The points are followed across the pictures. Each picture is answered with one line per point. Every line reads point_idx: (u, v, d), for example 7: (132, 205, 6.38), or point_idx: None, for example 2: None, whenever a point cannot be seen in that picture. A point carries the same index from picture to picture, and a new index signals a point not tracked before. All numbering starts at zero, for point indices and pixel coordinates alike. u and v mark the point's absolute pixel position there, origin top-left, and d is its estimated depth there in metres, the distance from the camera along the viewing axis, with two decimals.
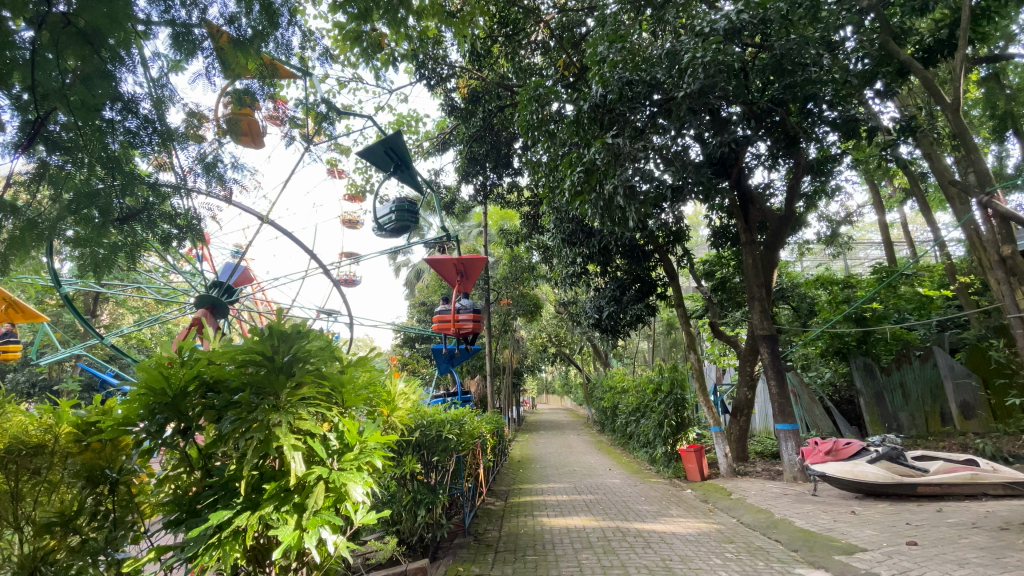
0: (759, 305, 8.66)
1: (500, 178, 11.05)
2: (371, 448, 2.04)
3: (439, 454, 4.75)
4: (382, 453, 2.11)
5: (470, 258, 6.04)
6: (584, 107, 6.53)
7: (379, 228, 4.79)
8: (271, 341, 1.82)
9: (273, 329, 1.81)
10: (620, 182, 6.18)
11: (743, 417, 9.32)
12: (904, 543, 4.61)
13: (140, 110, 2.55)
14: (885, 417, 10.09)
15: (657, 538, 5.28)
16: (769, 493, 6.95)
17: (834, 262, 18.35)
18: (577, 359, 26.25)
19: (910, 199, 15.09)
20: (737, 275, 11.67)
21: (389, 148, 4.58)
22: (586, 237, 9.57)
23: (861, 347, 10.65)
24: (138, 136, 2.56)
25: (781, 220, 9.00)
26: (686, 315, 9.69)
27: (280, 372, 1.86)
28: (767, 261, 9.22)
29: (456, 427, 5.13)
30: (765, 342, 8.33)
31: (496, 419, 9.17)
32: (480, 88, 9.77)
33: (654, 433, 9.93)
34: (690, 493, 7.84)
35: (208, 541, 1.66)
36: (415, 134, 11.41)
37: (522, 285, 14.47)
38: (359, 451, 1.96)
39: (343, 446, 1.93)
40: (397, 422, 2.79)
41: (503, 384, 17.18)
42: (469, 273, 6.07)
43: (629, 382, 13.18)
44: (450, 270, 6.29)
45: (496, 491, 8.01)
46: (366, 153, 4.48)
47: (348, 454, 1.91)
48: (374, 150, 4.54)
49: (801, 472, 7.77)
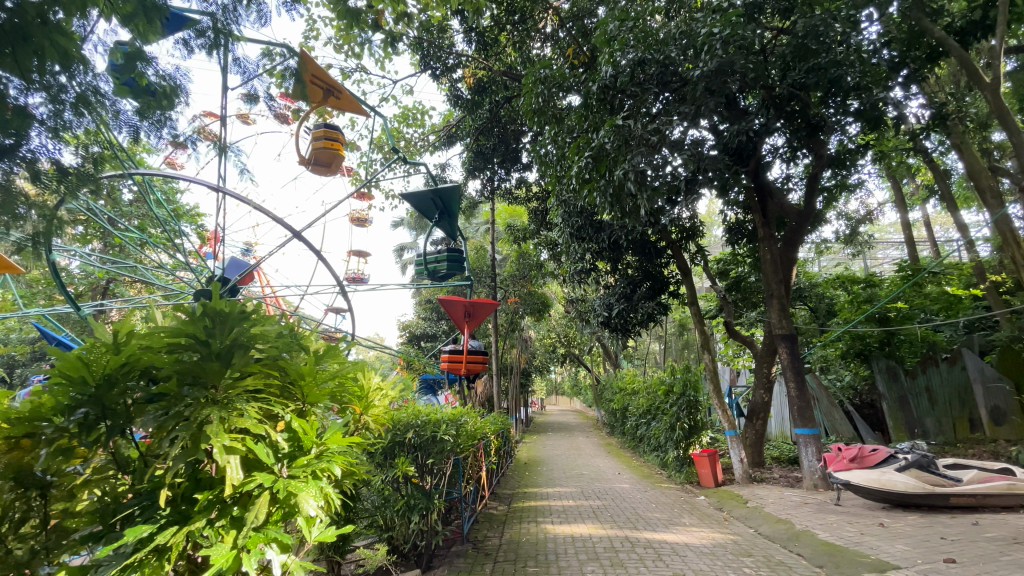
0: (777, 303, 8.18)
1: (508, 172, 10.87)
2: (333, 452, 1.74)
3: (435, 456, 4.42)
4: (346, 458, 1.80)
5: (479, 304, 6.10)
6: (592, 87, 6.26)
7: (433, 272, 5.47)
8: (204, 322, 1.52)
9: (206, 308, 1.51)
10: (633, 169, 5.80)
11: (759, 420, 8.96)
12: (941, 560, 4.21)
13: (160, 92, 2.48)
14: (910, 422, 9.80)
15: (669, 550, 4.90)
16: (789, 502, 6.55)
17: (854, 262, 17.81)
18: (587, 360, 25.84)
19: (933, 196, 14.58)
20: (753, 274, 11.35)
21: (439, 196, 5.07)
22: (595, 232, 9.26)
23: (884, 350, 10.32)
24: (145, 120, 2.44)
25: (801, 216, 8.55)
26: (700, 314, 9.27)
27: (216, 361, 1.55)
28: (786, 259, 8.76)
29: (454, 428, 4.80)
30: (783, 342, 7.90)
31: (501, 419, 8.85)
32: (486, 78, 9.54)
33: (665, 435, 9.55)
34: (703, 500, 7.44)
35: (126, 562, 1.38)
36: (420, 128, 11.18)
37: (530, 283, 14.06)
38: (315, 454, 1.66)
39: (299, 450, 1.64)
40: (372, 419, 2.52)
41: (510, 384, 16.94)
42: (478, 317, 6.14)
43: (639, 383, 12.86)
44: (458, 313, 6.24)
45: (499, 494, 7.70)
46: (418, 199, 4.98)
47: (300, 458, 1.61)
48: (423, 196, 5.04)
49: (822, 479, 7.33)
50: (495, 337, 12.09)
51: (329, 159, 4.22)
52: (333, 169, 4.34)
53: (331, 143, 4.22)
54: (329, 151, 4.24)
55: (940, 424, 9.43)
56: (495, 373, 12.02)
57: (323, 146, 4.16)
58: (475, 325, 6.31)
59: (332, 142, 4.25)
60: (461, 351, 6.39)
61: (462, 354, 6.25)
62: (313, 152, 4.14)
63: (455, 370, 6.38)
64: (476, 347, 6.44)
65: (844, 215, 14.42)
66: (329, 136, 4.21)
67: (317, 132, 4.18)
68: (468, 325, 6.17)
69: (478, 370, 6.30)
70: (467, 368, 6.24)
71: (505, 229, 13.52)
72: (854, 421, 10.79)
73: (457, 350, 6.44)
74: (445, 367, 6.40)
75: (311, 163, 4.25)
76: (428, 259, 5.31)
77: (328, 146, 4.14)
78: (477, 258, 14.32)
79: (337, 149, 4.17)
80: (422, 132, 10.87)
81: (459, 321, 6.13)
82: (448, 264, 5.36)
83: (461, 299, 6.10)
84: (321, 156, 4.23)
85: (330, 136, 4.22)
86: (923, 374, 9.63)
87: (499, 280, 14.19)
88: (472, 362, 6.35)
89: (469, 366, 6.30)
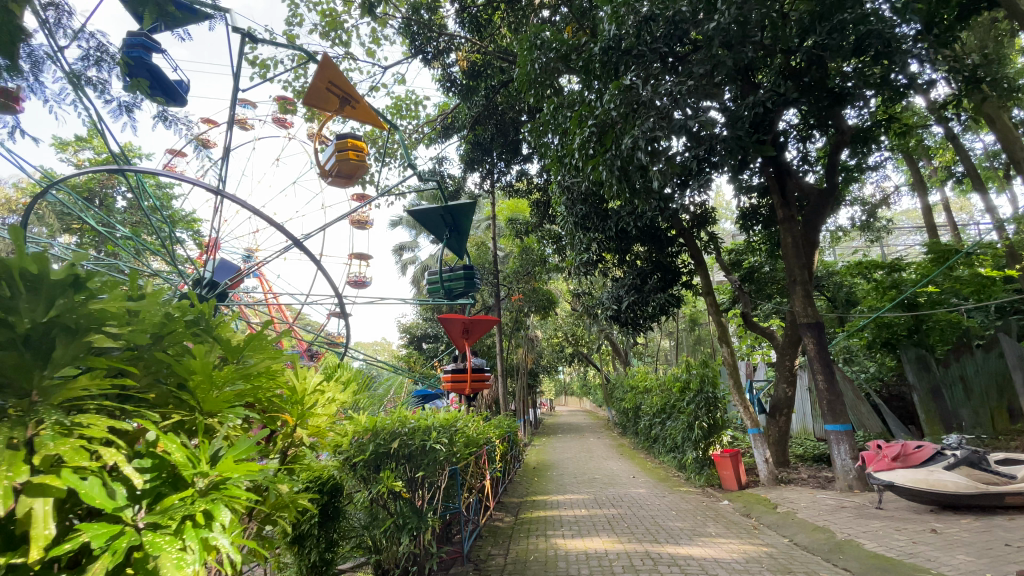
0: (800, 289, 7.55)
1: (508, 164, 10.42)
2: (231, 484, 1.25)
3: (425, 468, 3.87)
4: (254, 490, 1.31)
5: (478, 320, 5.66)
6: (595, 50, 5.70)
7: (449, 291, 5.41)
8: (1, 291, 1.04)
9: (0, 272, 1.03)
10: (642, 138, 5.24)
11: (782, 417, 8.39)
12: (1017, 574, 3.59)
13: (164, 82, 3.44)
14: (944, 415, 9.08)
15: (696, 568, 4.31)
16: (824, 506, 5.94)
17: (870, 249, 17.15)
18: (595, 360, 25.25)
19: (954, 176, 13.89)
20: (767, 263, 10.93)
21: (448, 213, 5.18)
22: (601, 221, 8.72)
23: (913, 338, 9.61)
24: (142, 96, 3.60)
25: (822, 196, 7.93)
26: (716, 305, 8.68)
27: (31, 354, 1.09)
28: (808, 242, 8.10)
29: (447, 436, 4.22)
30: (809, 330, 7.27)
31: (505, 423, 8.30)
32: (481, 62, 9.05)
33: (683, 436, 8.92)
34: (727, 505, 6.86)
35: None
36: (415, 119, 10.74)
37: (534, 280, 13.44)
38: (193, 489, 1.16)
39: (171, 487, 1.16)
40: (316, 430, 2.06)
41: (518, 386, 16.36)
42: (478, 334, 5.73)
43: (651, 381, 12.31)
44: (455, 328, 5.80)
45: (507, 503, 7.15)
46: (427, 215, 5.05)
47: (169, 497, 1.12)
48: (432, 213, 5.14)
49: (857, 480, 6.70)
50: (500, 337, 11.55)
51: (350, 170, 4.21)
52: (355, 178, 4.33)
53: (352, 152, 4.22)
54: (350, 161, 4.23)
55: (977, 414, 8.77)
56: (500, 375, 11.44)
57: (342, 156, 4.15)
58: (475, 341, 5.93)
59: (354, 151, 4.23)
60: (463, 371, 5.91)
61: (466, 374, 5.77)
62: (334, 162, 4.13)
63: (458, 390, 5.92)
64: (479, 365, 6.02)
65: (861, 199, 13.80)
66: (351, 146, 4.18)
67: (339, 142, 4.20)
68: (467, 343, 5.77)
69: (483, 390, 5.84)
70: (471, 388, 5.77)
71: (507, 225, 13.00)
72: (882, 415, 10.12)
73: (459, 368, 5.97)
74: (447, 387, 5.92)
75: (334, 174, 4.33)
76: (442, 278, 5.26)
77: (348, 156, 4.12)
78: (479, 256, 13.80)
79: (357, 159, 4.14)
80: (417, 124, 10.41)
81: (458, 339, 5.73)
82: (463, 280, 5.28)
83: (460, 315, 5.71)
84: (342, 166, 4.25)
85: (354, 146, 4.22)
86: (957, 362, 8.95)
87: (502, 276, 13.59)
88: (475, 381, 5.89)
89: (474, 386, 5.83)
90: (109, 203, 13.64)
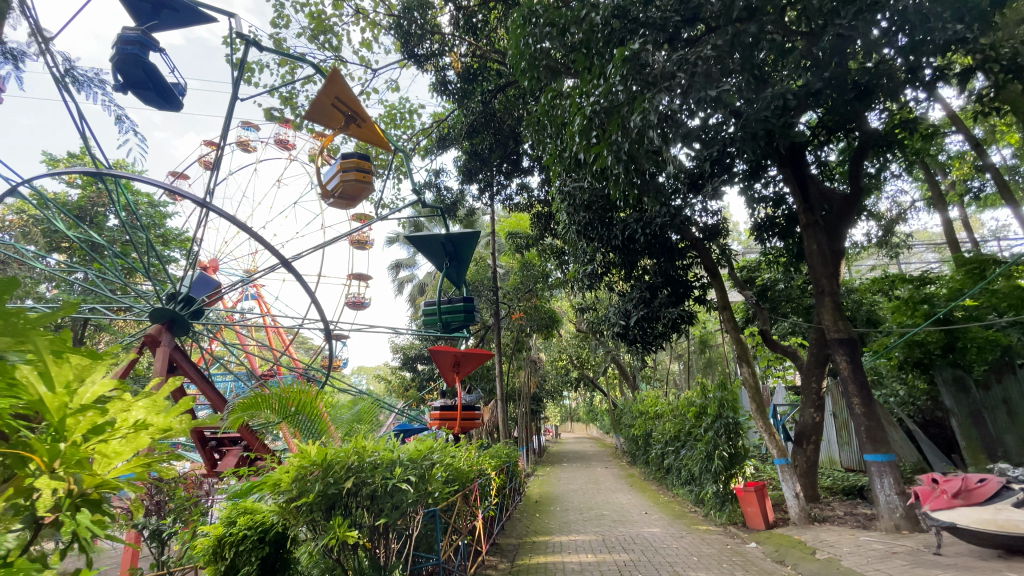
0: (829, 301, 6.79)
1: (506, 174, 9.88)
2: None
3: (388, 515, 3.11)
4: None
5: (471, 352, 5.04)
6: (596, 20, 5.12)
7: (444, 326, 5.17)
8: None
9: None
10: (656, 114, 4.66)
11: (809, 446, 7.56)
12: None
13: (156, 79, 4.23)
14: (988, 444, 8.27)
15: None
16: (872, 552, 5.06)
17: (888, 267, 16.39)
18: (602, 384, 24.38)
19: (978, 189, 13.18)
20: (783, 279, 10.28)
21: (450, 243, 5.22)
22: (605, 229, 8.09)
23: (948, 357, 8.68)
24: (145, 92, 4.29)
25: (846, 200, 7.16)
26: (734, 321, 7.92)
27: None
28: (834, 252, 7.33)
29: (423, 472, 3.45)
30: (841, 348, 6.46)
31: (502, 453, 7.50)
32: (476, 65, 8.59)
33: (700, 467, 8.04)
34: (755, 548, 5.98)
35: None
36: (409, 129, 10.25)
37: (536, 297, 12.73)
38: None
39: None
40: (116, 480, 1.15)
41: (519, 412, 15.53)
42: (469, 367, 5.10)
43: (663, 406, 11.47)
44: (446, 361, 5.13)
45: (503, 546, 6.33)
46: (429, 244, 5.10)
47: None
48: (434, 243, 5.18)
49: (905, 518, 5.81)
50: (499, 358, 10.81)
51: (356, 188, 5.03)
52: (357, 197, 5.13)
53: (361, 173, 5.02)
54: (356, 182, 5.02)
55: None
56: (500, 400, 10.63)
57: (350, 173, 4.95)
58: (467, 374, 5.27)
59: (360, 173, 5.02)
60: (453, 407, 5.27)
61: (456, 410, 5.10)
62: (347, 178, 4.90)
63: (449, 428, 5.26)
64: (470, 401, 5.37)
65: (879, 213, 13.18)
66: (359, 166, 4.98)
67: (349, 162, 4.96)
68: (458, 377, 5.12)
69: (474, 427, 5.17)
70: (461, 426, 5.11)
71: (507, 241, 12.39)
72: (918, 444, 9.23)
73: (448, 404, 5.33)
74: (433, 424, 5.31)
75: (338, 193, 5.11)
76: (440, 309, 5.05)
77: (356, 177, 4.93)
78: (477, 273, 13.20)
79: (366, 181, 4.99)
80: (411, 134, 9.93)
81: (448, 374, 5.07)
82: (461, 313, 5.09)
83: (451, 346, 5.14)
84: (350, 185, 5.01)
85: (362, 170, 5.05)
86: (999, 384, 8.29)
87: (502, 294, 12.92)
88: (466, 419, 5.22)
89: (464, 424, 5.16)
90: (99, 220, 13.23)
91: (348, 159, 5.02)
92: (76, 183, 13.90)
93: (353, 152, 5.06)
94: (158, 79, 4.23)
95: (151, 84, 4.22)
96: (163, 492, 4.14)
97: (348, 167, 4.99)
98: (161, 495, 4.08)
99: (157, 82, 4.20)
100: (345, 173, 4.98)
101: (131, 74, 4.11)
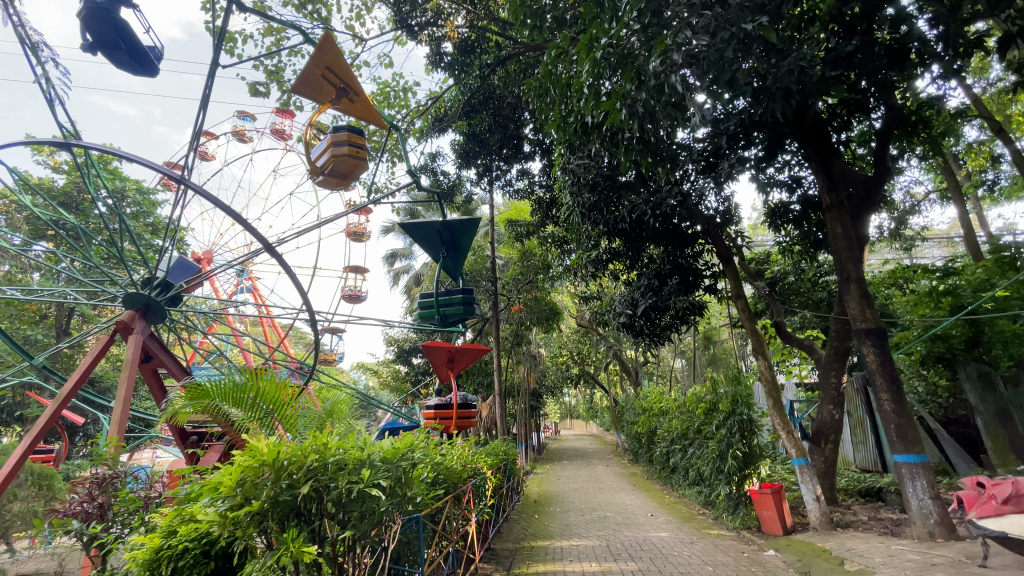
0: (854, 289, 6.26)
1: (506, 156, 9.34)
2: None
3: (355, 525, 2.63)
4: None
5: (468, 347, 4.52)
6: None
7: (442, 320, 4.65)
8: None
9: None
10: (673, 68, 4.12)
11: (827, 444, 7.07)
12: None
13: (130, 39, 3.70)
14: (1016, 444, 7.74)
15: None
16: (909, 564, 4.56)
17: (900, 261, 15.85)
18: (603, 379, 23.92)
19: (998, 179, 12.58)
20: (796, 270, 9.80)
21: (447, 230, 4.69)
22: (611, 211, 7.51)
23: (971, 353, 8.17)
24: (117, 55, 3.76)
25: (871, 181, 6.64)
26: (749, 311, 7.39)
27: None
28: (857, 237, 6.81)
29: (400, 473, 2.95)
30: (868, 338, 5.94)
31: (498, 451, 7.00)
32: (473, 37, 8.03)
33: (711, 467, 7.53)
34: (774, 557, 5.48)
35: None
36: (404, 109, 9.69)
37: (536, 289, 12.25)
38: None
39: None
40: None
41: (518, 407, 15.05)
42: (466, 363, 4.60)
43: (669, 402, 10.98)
44: (440, 356, 4.62)
45: (500, 551, 5.85)
46: (424, 230, 4.55)
47: None
48: (429, 229, 4.64)
49: (940, 525, 5.30)
50: (497, 351, 10.31)
51: (351, 165, 4.54)
52: (349, 174, 4.64)
53: (355, 148, 4.52)
54: (350, 158, 4.53)
55: None
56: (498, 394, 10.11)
57: (343, 146, 4.45)
58: (462, 370, 4.77)
59: (355, 148, 4.53)
60: (449, 404, 4.78)
61: (452, 409, 4.63)
62: (339, 152, 4.40)
63: (444, 428, 4.78)
64: (466, 398, 4.88)
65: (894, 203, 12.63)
66: (352, 140, 4.48)
67: (342, 135, 4.45)
68: (453, 374, 4.62)
69: (470, 426, 4.69)
70: (457, 426, 4.65)
71: (507, 230, 11.84)
72: (939, 443, 8.72)
73: (443, 402, 4.85)
74: (425, 424, 4.79)
75: (328, 170, 4.58)
76: (437, 299, 4.52)
77: (351, 153, 4.44)
78: (474, 262, 12.71)
79: (361, 157, 4.52)
80: (405, 114, 9.39)
81: (442, 370, 4.56)
82: (461, 305, 4.57)
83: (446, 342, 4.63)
84: (343, 161, 4.51)
85: (355, 142, 4.54)
86: None
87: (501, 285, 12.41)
88: (462, 418, 4.75)
89: (460, 423, 4.69)
90: (86, 207, 12.72)
91: (340, 133, 4.51)
92: (60, 170, 13.37)
93: (344, 125, 4.55)
94: (131, 39, 3.70)
95: (122, 44, 3.68)
96: (109, 494, 3.49)
97: (341, 140, 4.48)
98: (106, 499, 3.45)
99: (131, 42, 3.67)
100: (337, 146, 4.46)
101: (99, 32, 3.56)
